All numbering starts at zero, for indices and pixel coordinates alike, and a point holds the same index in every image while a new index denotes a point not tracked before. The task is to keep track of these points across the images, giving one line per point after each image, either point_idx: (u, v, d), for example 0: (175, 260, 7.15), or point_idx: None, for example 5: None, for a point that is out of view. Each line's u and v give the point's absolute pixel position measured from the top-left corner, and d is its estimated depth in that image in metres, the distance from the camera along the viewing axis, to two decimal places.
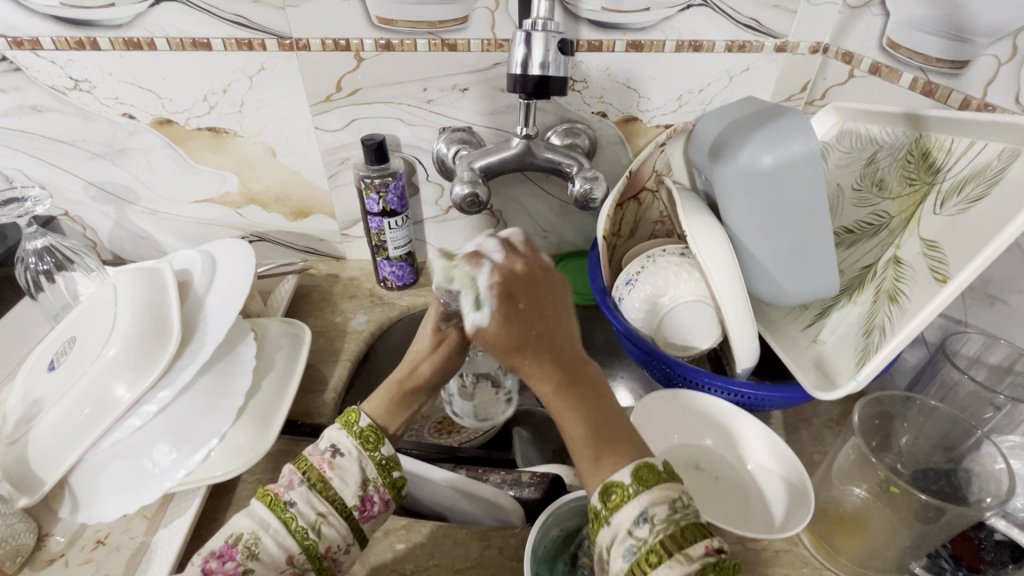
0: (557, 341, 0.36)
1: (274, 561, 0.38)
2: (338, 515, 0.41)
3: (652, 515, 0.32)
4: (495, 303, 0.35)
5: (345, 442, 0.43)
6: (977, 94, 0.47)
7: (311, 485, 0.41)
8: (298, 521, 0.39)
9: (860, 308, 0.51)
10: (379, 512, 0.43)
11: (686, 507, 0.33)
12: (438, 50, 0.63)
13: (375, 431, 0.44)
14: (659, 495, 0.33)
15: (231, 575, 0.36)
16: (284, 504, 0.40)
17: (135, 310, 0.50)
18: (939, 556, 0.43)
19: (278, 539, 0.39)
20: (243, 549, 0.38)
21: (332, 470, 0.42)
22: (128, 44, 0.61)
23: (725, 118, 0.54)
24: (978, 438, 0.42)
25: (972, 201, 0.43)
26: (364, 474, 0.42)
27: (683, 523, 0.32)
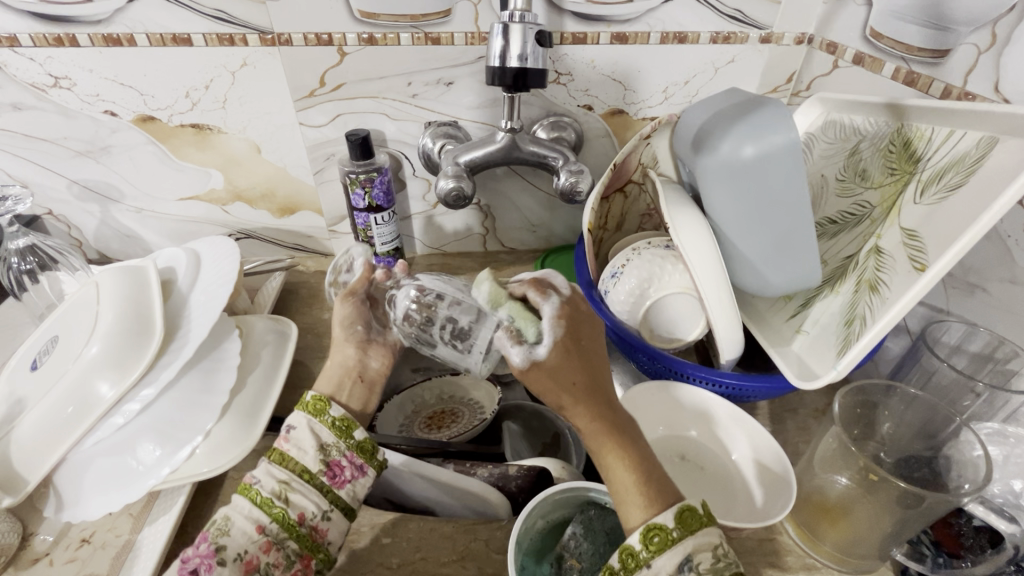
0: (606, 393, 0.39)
1: (246, 534, 0.38)
2: (305, 484, 0.41)
3: (696, 562, 0.33)
4: (557, 336, 0.39)
5: (297, 416, 0.44)
6: (958, 83, 0.47)
7: (271, 460, 0.41)
8: (262, 493, 0.40)
9: (843, 297, 0.51)
10: (352, 476, 0.42)
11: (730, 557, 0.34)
12: (422, 43, 0.63)
13: (320, 398, 0.45)
14: (702, 542, 0.33)
15: (204, 554, 0.36)
16: (249, 483, 0.40)
17: (117, 308, 0.50)
18: (919, 542, 0.43)
19: (245, 514, 0.39)
20: (214, 529, 0.38)
21: (289, 443, 0.42)
22: (108, 40, 0.61)
23: (709, 109, 0.53)
24: (957, 426, 0.42)
25: (952, 189, 0.42)
26: (322, 440, 0.43)
27: (727, 573, 0.33)
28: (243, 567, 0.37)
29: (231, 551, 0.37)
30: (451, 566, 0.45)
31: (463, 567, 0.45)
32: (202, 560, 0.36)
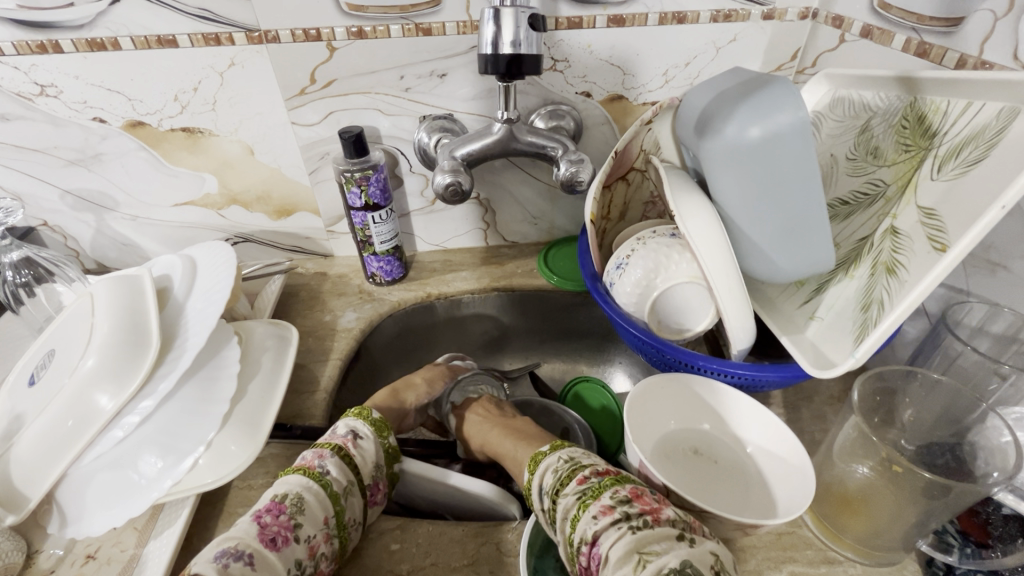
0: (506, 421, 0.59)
1: (317, 518, 0.41)
2: (359, 489, 0.46)
3: (545, 487, 0.44)
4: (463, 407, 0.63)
5: (362, 427, 0.49)
6: (973, 52, 0.45)
7: (341, 458, 0.46)
8: (334, 486, 0.43)
9: (858, 282, 0.48)
10: (382, 500, 0.48)
11: (566, 464, 0.45)
12: (413, 35, 0.61)
13: (385, 423, 0.51)
14: (545, 469, 0.46)
15: (284, 526, 0.39)
16: (320, 472, 0.44)
17: (112, 319, 0.49)
18: (945, 532, 0.41)
19: (320, 499, 0.42)
20: (291, 505, 0.41)
21: (356, 449, 0.47)
22: (92, 45, 0.59)
23: (712, 90, 0.51)
24: (982, 411, 0.40)
25: (971, 164, 0.40)
26: (378, 459, 0.49)
27: (564, 474, 0.44)
28: (309, 550, 0.40)
29: (304, 531, 0.40)
30: (463, 571, 0.44)
31: (475, 572, 0.44)
32: (281, 531, 0.39)
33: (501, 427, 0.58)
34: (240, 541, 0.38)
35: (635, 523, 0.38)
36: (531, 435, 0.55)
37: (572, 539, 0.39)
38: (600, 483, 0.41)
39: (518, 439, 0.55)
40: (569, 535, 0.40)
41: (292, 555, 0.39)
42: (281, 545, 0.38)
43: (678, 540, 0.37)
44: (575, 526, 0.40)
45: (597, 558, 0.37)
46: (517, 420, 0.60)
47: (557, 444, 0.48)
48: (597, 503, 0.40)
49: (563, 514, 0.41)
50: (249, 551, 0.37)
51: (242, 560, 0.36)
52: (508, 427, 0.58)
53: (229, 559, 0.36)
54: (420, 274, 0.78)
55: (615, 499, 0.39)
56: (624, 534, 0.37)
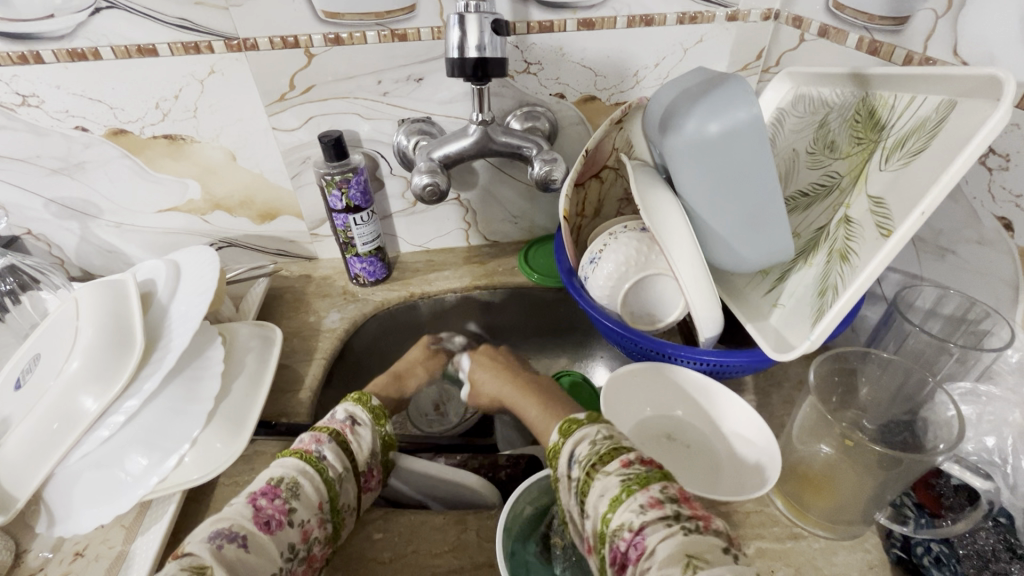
0: (525, 379, 0.60)
1: (311, 503, 0.42)
2: (354, 475, 0.46)
3: (578, 456, 0.41)
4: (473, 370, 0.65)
5: (360, 414, 0.50)
6: (918, 50, 0.48)
7: (338, 444, 0.46)
8: (330, 471, 0.44)
9: (815, 269, 0.50)
10: (376, 485, 0.49)
11: (606, 439, 0.41)
12: (389, 41, 0.63)
13: (383, 411, 0.52)
14: (580, 437, 0.42)
15: (279, 510, 0.40)
16: (317, 457, 0.44)
17: (96, 323, 0.50)
18: (903, 505, 0.44)
19: (315, 484, 0.43)
20: (286, 489, 0.41)
21: (353, 435, 0.48)
22: (73, 55, 0.60)
23: (676, 88, 0.53)
24: (931, 387, 0.43)
25: (914, 154, 0.42)
26: (373, 446, 0.49)
27: (602, 450, 0.40)
28: (303, 533, 0.40)
29: (298, 515, 0.40)
30: (444, 557, 0.46)
31: (456, 557, 0.46)
32: (275, 515, 0.39)
33: (525, 391, 0.57)
34: (235, 523, 0.38)
35: (682, 523, 0.34)
36: (557, 403, 0.53)
37: (607, 521, 0.36)
38: (649, 471, 0.37)
39: (540, 402, 0.54)
40: (605, 516, 0.36)
41: (285, 539, 0.39)
42: (275, 529, 0.39)
43: (725, 553, 0.33)
44: (614, 509, 0.36)
45: (637, 548, 0.34)
46: (544, 385, 0.58)
47: (594, 417, 0.45)
48: (645, 492, 0.36)
49: (599, 493, 0.38)
50: (243, 533, 0.37)
51: (236, 542, 0.37)
52: (527, 388, 0.58)
53: (224, 540, 0.36)
54: (403, 274, 0.79)
55: (663, 493, 0.36)
56: (672, 533, 0.33)
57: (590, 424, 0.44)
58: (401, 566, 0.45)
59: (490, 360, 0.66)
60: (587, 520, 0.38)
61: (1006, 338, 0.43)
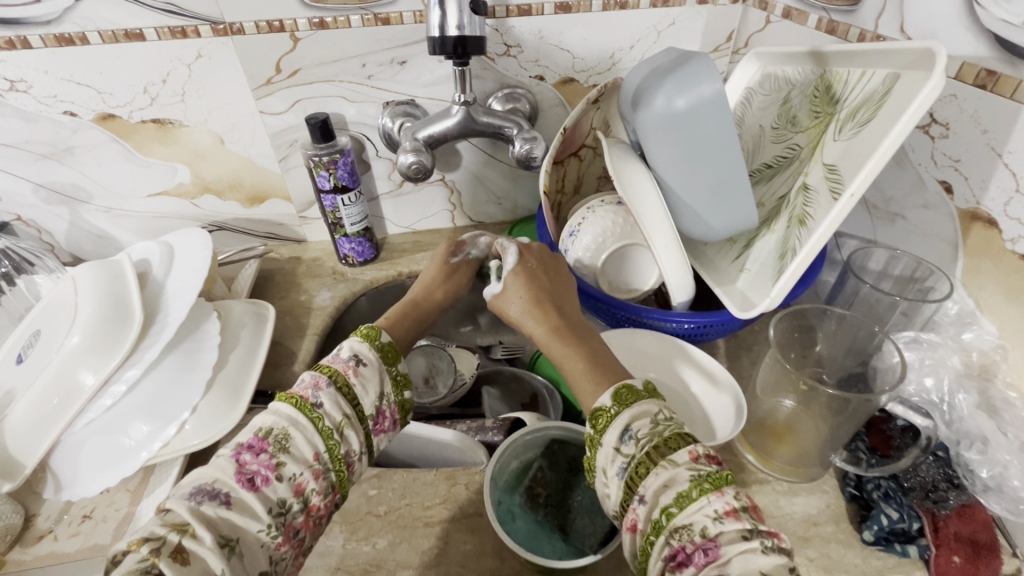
0: (567, 312, 0.49)
1: (303, 456, 0.40)
2: (358, 421, 0.44)
3: (636, 433, 0.37)
4: (512, 279, 0.51)
5: (367, 353, 0.47)
6: (870, 28, 0.51)
7: (338, 389, 0.44)
8: (325, 420, 0.42)
9: (777, 235, 0.54)
10: (390, 428, 0.47)
11: (670, 421, 0.37)
12: (372, 25, 0.65)
13: (393, 348, 0.49)
14: (639, 411, 0.38)
15: (266, 466, 0.39)
16: (312, 405, 0.42)
17: (95, 299, 0.52)
18: (857, 448, 0.47)
19: (308, 437, 0.41)
20: (274, 442, 0.40)
21: (356, 377, 0.45)
22: (60, 40, 0.61)
23: (648, 67, 0.56)
24: (880, 338, 0.47)
25: (862, 124, 0.46)
26: (382, 386, 0.47)
27: (667, 434, 0.36)
28: (295, 488, 0.39)
29: (288, 469, 0.39)
30: (436, 508, 0.49)
31: (447, 508, 0.49)
32: (261, 471, 0.38)
33: (562, 326, 0.47)
34: (217, 479, 0.38)
35: (760, 537, 0.31)
36: (603, 354, 0.44)
37: (669, 515, 0.33)
38: (720, 471, 0.34)
39: (586, 356, 0.44)
40: (669, 509, 0.33)
41: (274, 493, 0.38)
42: (260, 485, 0.38)
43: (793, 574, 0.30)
44: (681, 506, 0.33)
45: (708, 554, 0.31)
46: (579, 320, 0.48)
47: (653, 390, 0.40)
48: (721, 497, 0.32)
49: (662, 481, 0.34)
50: (225, 491, 0.37)
51: (217, 499, 0.36)
52: (569, 331, 0.46)
53: (205, 496, 0.36)
54: (391, 255, 0.82)
55: (738, 502, 0.32)
56: (751, 547, 0.30)
57: (649, 397, 0.39)
58: (395, 518, 0.48)
59: (531, 269, 0.52)
60: (636, 502, 0.35)
61: (946, 291, 0.48)
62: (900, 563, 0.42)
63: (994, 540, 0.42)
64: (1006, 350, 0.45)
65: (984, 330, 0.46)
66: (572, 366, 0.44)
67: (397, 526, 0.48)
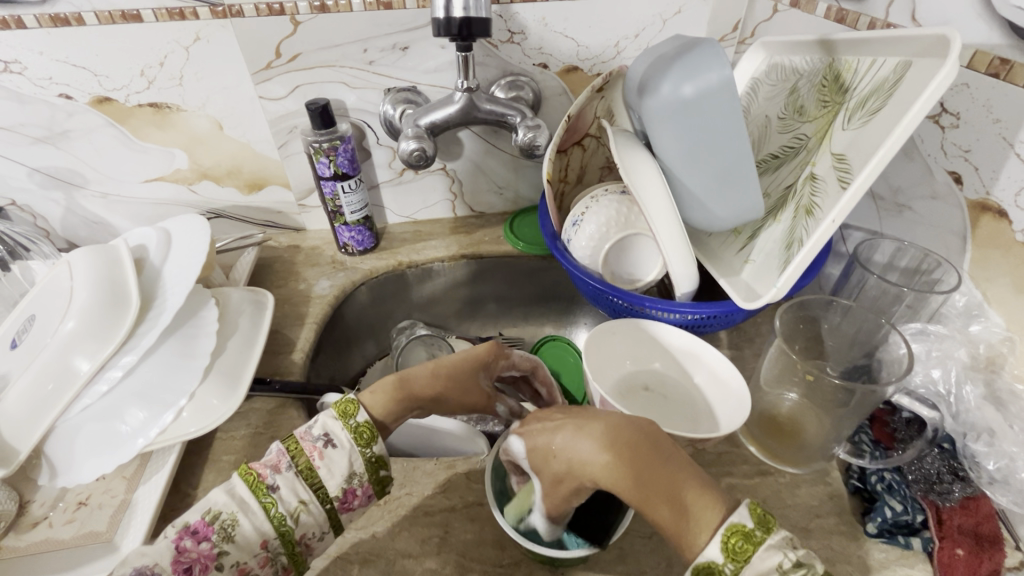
0: (625, 448, 0.36)
1: (249, 544, 0.38)
2: (318, 502, 0.41)
3: None
4: (544, 455, 0.40)
5: (339, 434, 0.42)
6: (881, 16, 0.50)
7: (299, 471, 0.41)
8: (279, 507, 0.39)
9: (783, 225, 0.53)
10: (359, 506, 0.43)
11: (798, 568, 0.31)
12: (374, 9, 0.64)
13: (369, 428, 0.43)
14: (759, 564, 0.31)
15: (206, 557, 0.36)
16: (267, 488, 0.40)
17: (91, 283, 0.51)
18: (861, 442, 0.48)
19: (255, 524, 0.39)
20: (219, 529, 0.37)
21: (321, 460, 0.41)
22: (55, 20, 0.60)
23: (654, 55, 0.55)
24: (886, 329, 0.46)
25: (873, 113, 0.45)
26: (353, 467, 0.42)
27: None
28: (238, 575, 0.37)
29: (231, 557, 0.37)
30: (436, 498, 0.48)
31: (447, 498, 0.48)
32: (200, 560, 0.36)
33: (630, 464, 0.35)
34: (158, 562, 0.36)
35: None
36: (684, 479, 0.35)
37: None
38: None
39: (676, 501, 0.34)
40: None
41: None
42: None
43: None
44: None
45: None
46: (625, 419, 0.38)
47: (762, 518, 0.32)
48: None
49: None
50: None
51: None
52: (641, 476, 0.35)
53: None
54: (391, 245, 0.81)
55: None
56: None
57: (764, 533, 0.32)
58: (395, 508, 0.48)
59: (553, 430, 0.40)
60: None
61: (954, 283, 0.48)
62: (903, 555, 0.42)
63: (997, 534, 0.42)
64: (1015, 343, 0.45)
65: (991, 323, 0.46)
66: (665, 518, 0.34)
67: (397, 515, 0.47)
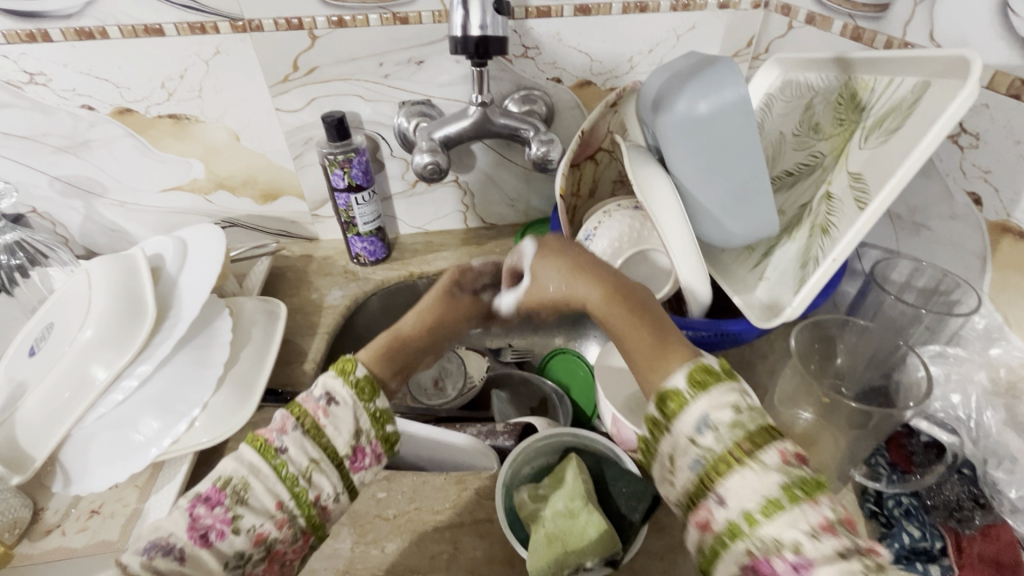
0: (613, 284, 0.39)
1: (264, 507, 0.37)
2: (329, 462, 0.39)
3: (717, 422, 0.31)
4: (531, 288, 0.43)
5: (340, 390, 0.41)
6: (898, 35, 0.50)
7: (305, 431, 0.39)
8: (289, 467, 0.38)
9: (798, 244, 0.53)
10: (371, 465, 0.41)
11: (754, 412, 0.32)
12: (391, 24, 0.64)
13: (371, 382, 0.42)
14: (718, 398, 0.32)
15: (220, 521, 0.36)
16: (275, 450, 0.38)
17: (109, 292, 0.52)
18: (877, 464, 0.47)
19: (268, 485, 0.37)
20: (231, 493, 0.37)
21: (326, 418, 0.40)
22: (80, 34, 0.62)
23: (669, 71, 0.55)
24: (903, 352, 0.46)
25: (891, 132, 0.45)
26: (358, 424, 0.41)
27: (752, 428, 0.31)
28: (254, 539, 0.36)
29: (246, 521, 0.36)
30: (445, 513, 0.48)
31: (456, 513, 0.48)
32: (215, 526, 0.35)
33: (618, 298, 0.38)
34: (174, 532, 0.36)
35: (862, 556, 0.27)
36: (661, 324, 0.38)
37: (754, 521, 0.29)
38: (812, 476, 0.30)
39: (650, 334, 0.37)
40: (753, 514, 0.29)
41: (232, 547, 0.35)
42: (214, 541, 0.35)
43: None
44: (768, 517, 0.29)
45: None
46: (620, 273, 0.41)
47: (731, 371, 0.34)
48: (816, 510, 0.29)
49: (744, 485, 0.30)
50: (179, 546, 0.35)
51: (171, 555, 0.34)
52: (627, 309, 0.38)
53: (158, 552, 0.34)
54: (402, 255, 0.81)
55: (834, 515, 0.29)
56: (855, 570, 0.27)
57: (732, 379, 0.33)
58: (404, 522, 0.48)
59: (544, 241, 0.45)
60: (712, 501, 0.30)
61: (973, 305, 0.47)
62: None
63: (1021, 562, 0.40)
64: None
65: (1012, 346, 0.45)
66: (636, 344, 0.37)
67: (406, 530, 0.47)
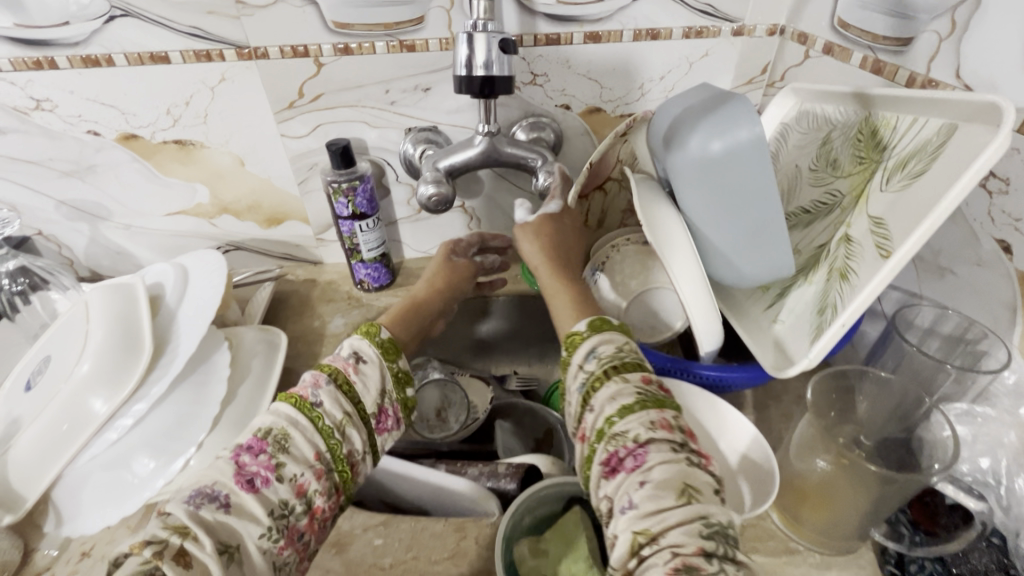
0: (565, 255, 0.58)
1: (304, 456, 0.42)
2: (359, 419, 0.46)
3: (601, 353, 0.43)
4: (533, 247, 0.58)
5: (367, 351, 0.50)
6: (921, 71, 0.48)
7: (338, 387, 0.46)
8: (326, 419, 0.44)
9: (815, 287, 0.51)
10: (392, 426, 0.49)
11: (631, 352, 0.43)
12: (397, 51, 0.63)
13: (392, 344, 0.52)
14: (603, 339, 0.44)
15: (265, 467, 0.40)
16: (312, 404, 0.44)
17: (107, 325, 0.51)
18: (898, 522, 0.44)
19: (307, 436, 0.42)
20: (273, 442, 0.41)
21: (356, 375, 0.47)
22: (87, 61, 0.61)
23: (681, 105, 0.53)
24: (927, 408, 0.44)
25: (915, 176, 0.43)
26: (384, 384, 0.49)
27: (626, 359, 0.42)
28: (296, 489, 0.40)
29: (288, 470, 0.41)
30: (443, 564, 0.46)
31: (455, 564, 0.46)
32: (260, 472, 0.40)
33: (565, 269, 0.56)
34: (216, 482, 0.39)
35: (688, 453, 0.36)
36: (586, 296, 0.53)
37: (610, 422, 0.38)
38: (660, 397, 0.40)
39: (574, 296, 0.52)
40: (611, 417, 0.39)
41: (276, 495, 0.39)
42: (260, 487, 0.39)
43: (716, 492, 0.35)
44: (623, 417, 0.38)
45: (636, 459, 0.36)
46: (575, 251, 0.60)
47: (626, 328, 0.46)
48: (658, 413, 0.38)
49: (609, 397, 0.40)
50: (225, 493, 0.38)
51: (217, 502, 0.37)
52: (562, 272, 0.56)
53: (205, 499, 0.37)
54: (407, 281, 0.80)
55: (673, 421, 0.38)
56: (674, 458, 0.35)
57: (619, 331, 0.46)
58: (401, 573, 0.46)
59: (542, 221, 0.60)
60: (587, 413, 0.41)
61: (1003, 359, 0.44)
62: None
63: None
64: None
65: None
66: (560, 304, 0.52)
67: None
